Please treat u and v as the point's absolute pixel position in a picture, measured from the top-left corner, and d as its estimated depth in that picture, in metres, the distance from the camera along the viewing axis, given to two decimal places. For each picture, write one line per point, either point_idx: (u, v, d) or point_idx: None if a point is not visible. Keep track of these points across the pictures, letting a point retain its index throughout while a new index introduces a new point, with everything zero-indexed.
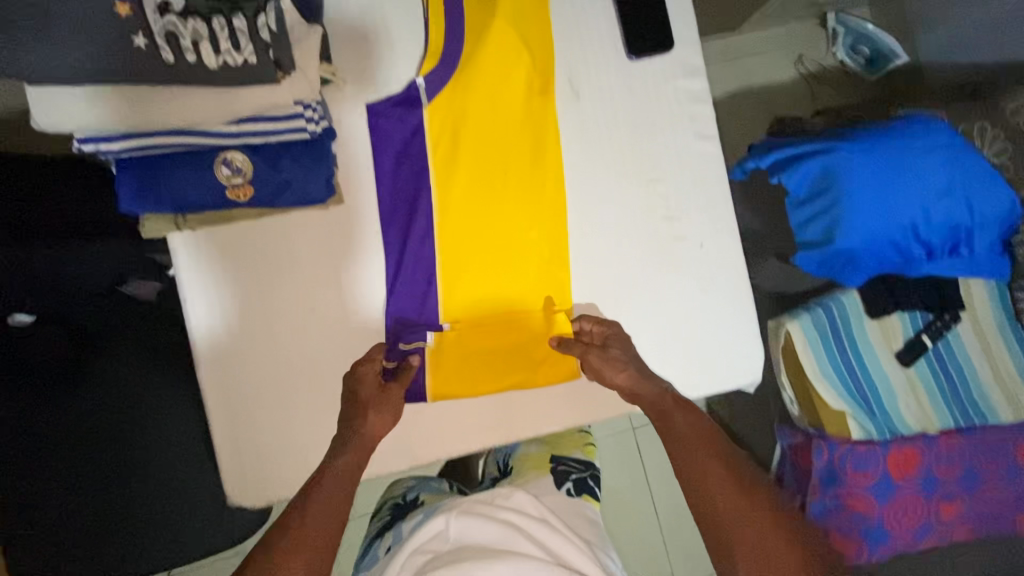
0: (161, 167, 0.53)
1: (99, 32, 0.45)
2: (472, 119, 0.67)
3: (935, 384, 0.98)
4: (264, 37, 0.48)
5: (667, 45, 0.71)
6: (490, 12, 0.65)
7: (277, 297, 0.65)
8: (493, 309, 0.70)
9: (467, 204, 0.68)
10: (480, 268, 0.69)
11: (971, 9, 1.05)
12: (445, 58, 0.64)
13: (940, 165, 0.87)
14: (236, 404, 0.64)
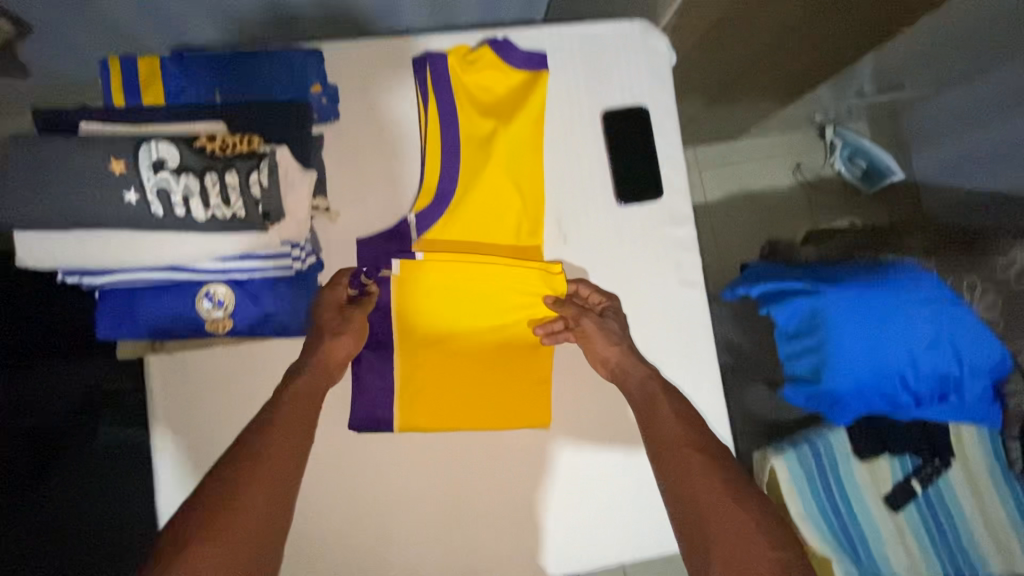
0: (142, 295, 0.60)
1: (99, 188, 0.51)
2: (456, 238, 0.69)
3: (926, 534, 0.93)
4: (254, 192, 0.54)
5: (655, 194, 0.74)
6: (486, 152, 0.69)
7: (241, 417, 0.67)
8: (459, 389, 0.73)
9: (444, 309, 0.72)
10: (449, 369, 0.72)
11: (957, 140, 1.20)
12: (437, 197, 0.69)
13: (931, 318, 0.84)
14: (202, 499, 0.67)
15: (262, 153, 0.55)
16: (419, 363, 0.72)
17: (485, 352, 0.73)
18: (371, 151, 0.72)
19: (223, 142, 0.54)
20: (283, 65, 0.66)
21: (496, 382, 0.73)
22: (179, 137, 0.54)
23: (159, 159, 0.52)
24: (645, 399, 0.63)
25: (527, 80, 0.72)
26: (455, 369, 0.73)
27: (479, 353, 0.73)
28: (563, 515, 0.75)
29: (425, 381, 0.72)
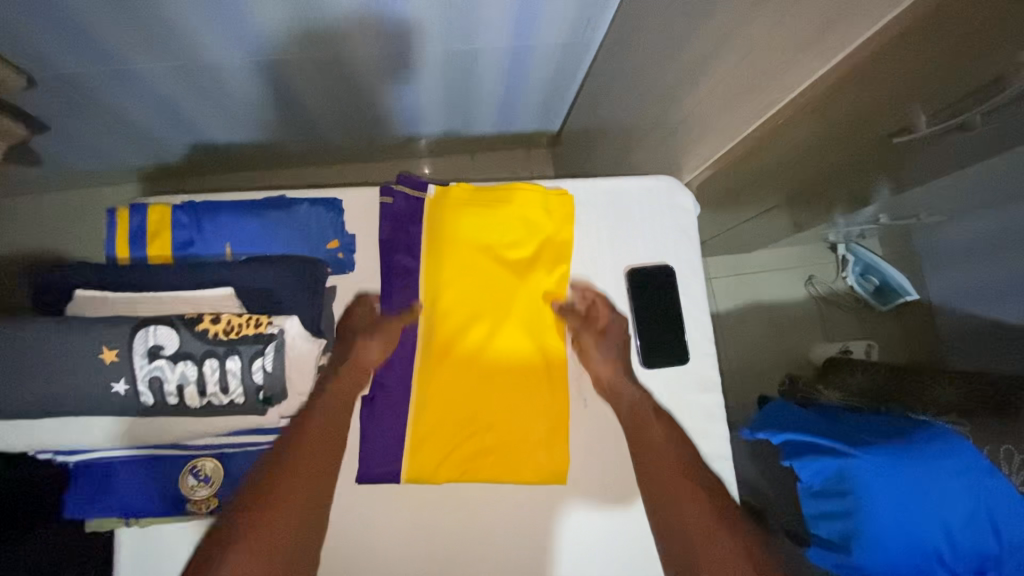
0: (106, 476, 0.79)
1: (85, 365, 0.69)
2: (459, 236, 0.94)
3: None
4: (255, 376, 0.73)
5: (683, 358, 0.94)
6: (499, 194, 0.96)
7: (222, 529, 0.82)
8: (460, 353, 0.91)
9: (457, 300, 0.93)
10: (450, 351, 0.91)
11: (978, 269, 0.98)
12: (453, 226, 0.94)
13: (966, 496, 0.77)
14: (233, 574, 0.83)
15: (267, 337, 0.73)
16: (433, 330, 0.92)
17: (484, 332, 0.92)
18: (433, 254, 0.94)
19: (226, 328, 0.73)
20: (296, 228, 0.89)
21: (494, 358, 0.91)
22: (176, 323, 0.72)
23: (158, 347, 0.70)
24: (630, 413, 0.87)
25: (548, 196, 0.97)
26: (460, 339, 0.91)
27: (482, 337, 0.92)
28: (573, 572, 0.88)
29: (433, 346, 0.91)
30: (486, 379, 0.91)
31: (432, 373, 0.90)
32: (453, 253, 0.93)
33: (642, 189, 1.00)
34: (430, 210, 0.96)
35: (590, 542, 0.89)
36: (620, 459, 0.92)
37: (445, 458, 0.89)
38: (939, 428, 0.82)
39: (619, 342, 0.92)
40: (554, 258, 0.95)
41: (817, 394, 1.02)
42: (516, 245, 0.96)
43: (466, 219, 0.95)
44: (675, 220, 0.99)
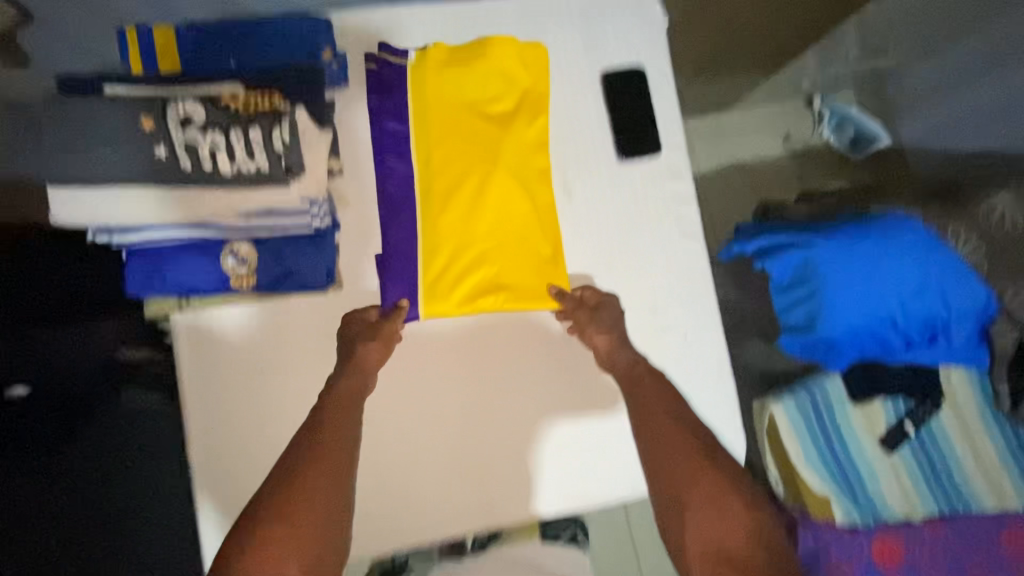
0: (168, 256, 0.61)
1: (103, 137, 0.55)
2: (439, 97, 0.73)
3: (920, 469, 0.98)
4: (276, 147, 0.58)
5: (654, 149, 0.77)
6: (478, 50, 0.75)
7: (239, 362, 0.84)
8: (468, 228, 0.72)
9: (452, 172, 0.72)
10: (453, 233, 0.72)
11: None
12: (433, 88, 0.73)
13: (914, 261, 0.89)
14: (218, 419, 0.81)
15: (283, 109, 0.59)
16: (433, 205, 0.72)
17: (490, 199, 0.72)
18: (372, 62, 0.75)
19: (244, 100, 0.58)
20: (288, 37, 0.71)
21: (508, 233, 0.73)
22: (202, 97, 0.57)
23: (186, 116, 0.55)
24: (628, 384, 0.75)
25: (521, 49, 0.76)
26: (465, 211, 0.72)
27: (488, 211, 0.72)
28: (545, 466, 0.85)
29: (438, 226, 0.72)
30: (502, 258, 0.72)
31: (437, 261, 0.72)
32: (436, 118, 0.73)
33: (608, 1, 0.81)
34: (413, 74, 0.73)
35: (579, 450, 0.86)
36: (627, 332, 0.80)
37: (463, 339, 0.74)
38: (886, 214, 0.93)
39: (618, 323, 0.75)
40: (535, 124, 0.75)
41: (789, 213, 1.07)
42: (502, 102, 0.75)
43: (448, 80, 0.73)
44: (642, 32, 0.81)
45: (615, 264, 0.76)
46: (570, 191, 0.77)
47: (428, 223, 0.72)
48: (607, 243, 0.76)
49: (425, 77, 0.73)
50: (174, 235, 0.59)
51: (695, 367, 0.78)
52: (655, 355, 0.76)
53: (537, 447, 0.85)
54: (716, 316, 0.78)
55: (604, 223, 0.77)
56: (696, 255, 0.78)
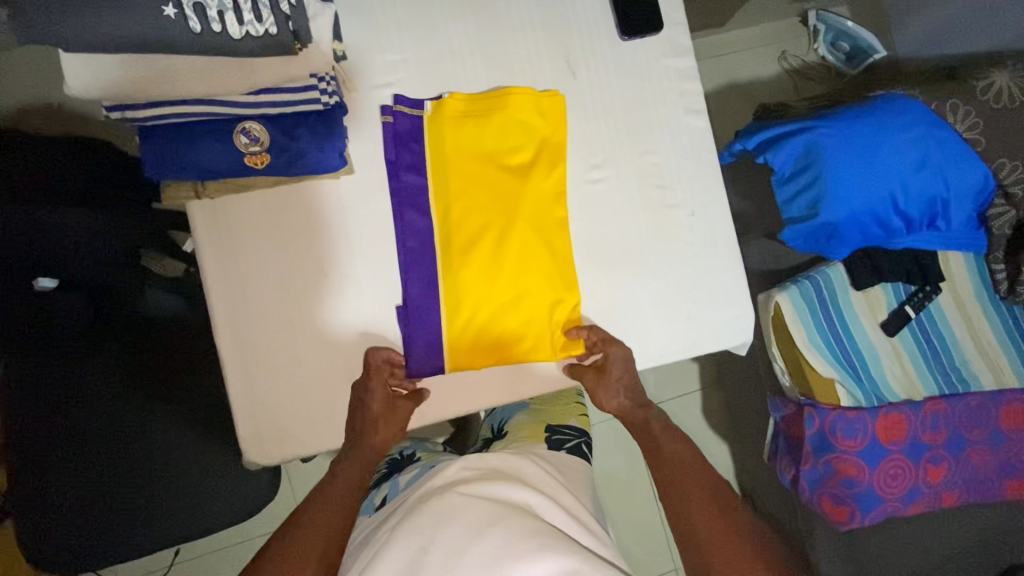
0: (183, 135, 0.62)
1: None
2: (456, 150, 0.72)
3: (920, 352, 1.02)
4: (284, 9, 0.56)
5: (657, 26, 0.76)
6: (497, 98, 0.73)
7: (275, 267, 0.70)
8: (489, 287, 0.72)
9: (473, 223, 0.72)
10: (474, 286, 0.71)
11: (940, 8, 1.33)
12: (450, 141, 0.72)
13: (914, 142, 0.90)
14: (245, 349, 0.70)
15: None
16: (455, 263, 0.71)
17: (510, 257, 0.72)
18: None
19: None
20: None
21: (529, 287, 0.72)
22: None
23: None
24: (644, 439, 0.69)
25: (537, 98, 0.74)
26: (485, 268, 0.71)
27: (509, 260, 0.71)
28: None
29: (461, 286, 0.71)
30: (524, 315, 0.72)
31: (460, 323, 0.72)
32: (455, 167, 0.72)
33: None
34: (429, 127, 0.72)
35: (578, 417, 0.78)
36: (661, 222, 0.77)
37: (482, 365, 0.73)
38: (888, 97, 0.94)
39: (626, 381, 0.73)
40: (552, 174, 0.74)
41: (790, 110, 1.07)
42: (519, 150, 0.74)
43: (466, 136, 0.72)
44: None
45: (622, 145, 0.77)
46: (574, 72, 0.76)
47: (449, 271, 0.71)
48: (612, 124, 0.77)
49: (441, 126, 0.72)
50: (191, 109, 0.60)
51: (707, 244, 0.78)
52: (666, 234, 0.77)
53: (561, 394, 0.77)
54: (723, 196, 0.78)
55: (609, 104, 0.76)
56: (703, 133, 0.78)
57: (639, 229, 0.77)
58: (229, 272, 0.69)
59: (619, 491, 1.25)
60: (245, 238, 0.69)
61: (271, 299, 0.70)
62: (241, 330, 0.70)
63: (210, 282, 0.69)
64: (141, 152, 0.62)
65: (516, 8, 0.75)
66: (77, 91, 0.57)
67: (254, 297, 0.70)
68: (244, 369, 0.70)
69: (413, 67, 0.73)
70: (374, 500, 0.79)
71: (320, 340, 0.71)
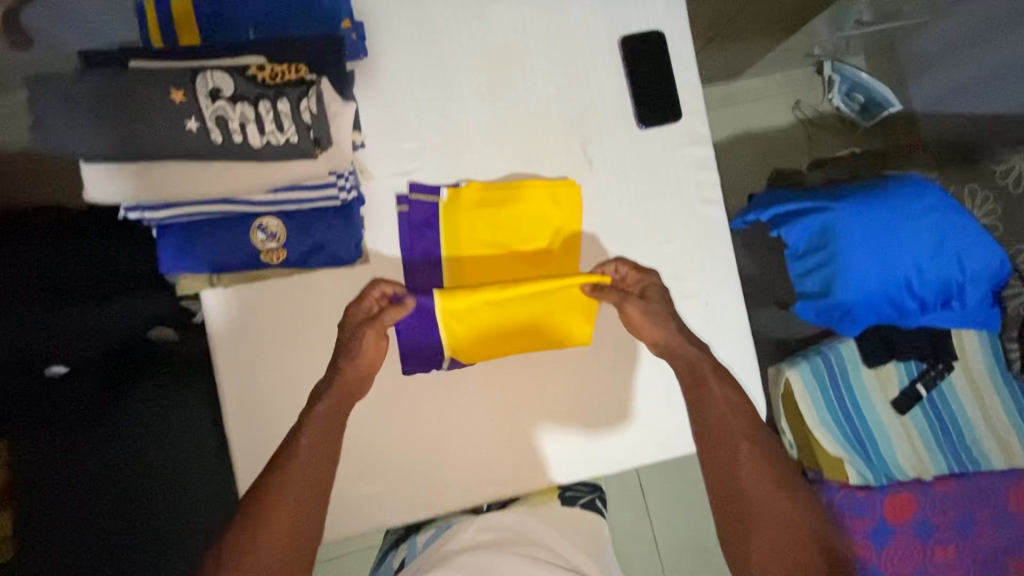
0: (201, 233, 0.63)
1: (113, 109, 0.52)
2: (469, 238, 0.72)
3: (931, 430, 1.01)
4: (305, 118, 0.56)
5: (675, 115, 0.77)
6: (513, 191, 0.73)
7: (289, 357, 0.70)
8: (507, 335, 0.72)
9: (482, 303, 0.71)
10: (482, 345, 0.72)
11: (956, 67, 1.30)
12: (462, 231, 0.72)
13: (929, 226, 0.90)
14: (256, 440, 0.70)
15: (311, 81, 0.57)
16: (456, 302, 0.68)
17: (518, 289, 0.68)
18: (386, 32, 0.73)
19: (272, 71, 0.56)
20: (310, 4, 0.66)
21: (546, 325, 0.74)
22: (231, 66, 0.55)
23: (214, 87, 0.53)
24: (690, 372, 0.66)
25: (553, 188, 0.74)
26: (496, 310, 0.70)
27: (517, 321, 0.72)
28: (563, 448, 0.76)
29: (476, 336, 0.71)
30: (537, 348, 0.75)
31: (472, 391, 0.75)
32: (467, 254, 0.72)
33: None
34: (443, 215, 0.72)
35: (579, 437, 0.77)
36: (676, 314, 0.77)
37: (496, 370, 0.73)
38: (904, 178, 0.93)
39: (669, 312, 0.69)
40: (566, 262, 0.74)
41: (804, 180, 1.07)
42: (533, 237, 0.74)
43: (480, 227, 0.72)
44: None
45: (636, 234, 0.77)
46: (592, 162, 0.76)
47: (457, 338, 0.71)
48: (628, 214, 0.76)
49: (455, 215, 0.72)
50: (211, 212, 0.60)
51: (721, 334, 0.77)
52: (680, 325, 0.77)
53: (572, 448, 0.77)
54: (738, 285, 0.78)
55: (625, 192, 0.76)
56: (720, 222, 0.78)
57: None
58: (241, 363, 0.69)
59: (624, 550, 1.24)
60: (259, 328, 0.69)
61: (284, 384, 0.70)
62: (253, 416, 0.69)
63: (220, 369, 0.68)
64: (159, 248, 0.63)
65: (533, 96, 0.75)
66: (94, 197, 0.56)
67: (266, 382, 0.70)
68: (255, 455, 0.70)
69: (430, 155, 0.73)
70: (393, 562, 0.79)
71: None
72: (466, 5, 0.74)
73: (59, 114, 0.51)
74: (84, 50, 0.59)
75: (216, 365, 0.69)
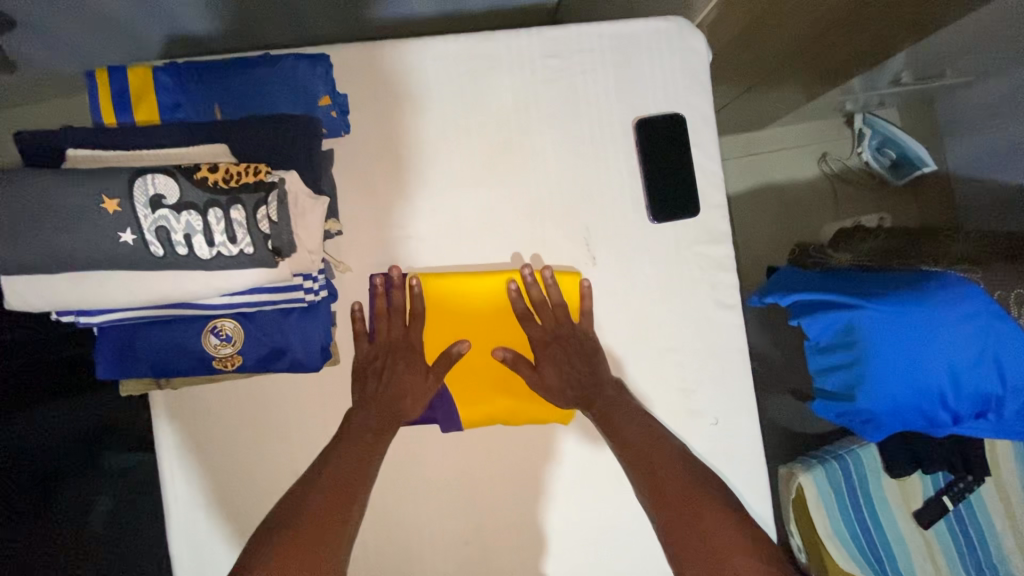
0: (146, 339, 0.56)
1: (35, 220, 0.45)
2: (472, 289, 0.66)
3: (954, 547, 0.92)
4: (263, 228, 0.49)
5: (690, 210, 0.69)
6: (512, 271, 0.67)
7: (250, 465, 0.65)
8: (488, 385, 0.66)
9: (477, 328, 0.67)
10: (478, 361, 0.67)
11: (983, 137, 1.17)
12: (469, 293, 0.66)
13: (971, 334, 0.79)
14: (207, 546, 0.65)
15: (271, 183, 0.49)
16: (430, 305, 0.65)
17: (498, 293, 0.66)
18: (375, 105, 0.66)
19: (226, 172, 0.49)
20: (286, 78, 0.59)
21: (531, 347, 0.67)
22: (177, 167, 0.48)
23: (157, 193, 0.46)
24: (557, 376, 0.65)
25: (552, 277, 0.66)
26: (482, 328, 0.67)
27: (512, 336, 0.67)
28: (561, 519, 0.69)
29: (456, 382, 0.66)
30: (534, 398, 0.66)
31: (450, 484, 0.67)
32: (468, 301, 0.66)
33: (643, 31, 0.69)
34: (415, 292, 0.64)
35: (579, 509, 0.69)
36: (680, 432, 0.69)
37: (492, 405, 0.66)
38: (946, 276, 0.83)
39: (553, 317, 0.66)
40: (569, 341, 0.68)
41: (830, 260, 0.98)
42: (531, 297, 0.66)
43: (472, 296, 0.66)
44: (685, 67, 0.70)
45: (641, 339, 0.69)
46: (595, 258, 0.68)
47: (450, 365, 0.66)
48: (631, 316, 0.69)
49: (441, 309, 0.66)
50: (157, 320, 0.53)
51: (730, 456, 0.69)
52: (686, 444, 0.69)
53: (561, 552, 0.68)
54: (753, 401, 0.70)
55: (630, 290, 0.69)
56: (735, 330, 0.70)
57: None
58: (199, 465, 0.65)
59: None
60: (219, 433, 0.65)
61: (240, 490, 0.65)
62: (208, 522, 0.65)
63: (171, 476, 0.64)
64: (98, 353, 0.56)
65: (534, 182, 0.68)
66: (16, 306, 0.49)
67: (221, 489, 0.65)
68: (211, 563, 0.65)
69: (418, 245, 0.66)
70: None
71: None
72: (464, 81, 0.67)
73: None
74: (23, 131, 0.53)
75: (163, 475, 0.64)
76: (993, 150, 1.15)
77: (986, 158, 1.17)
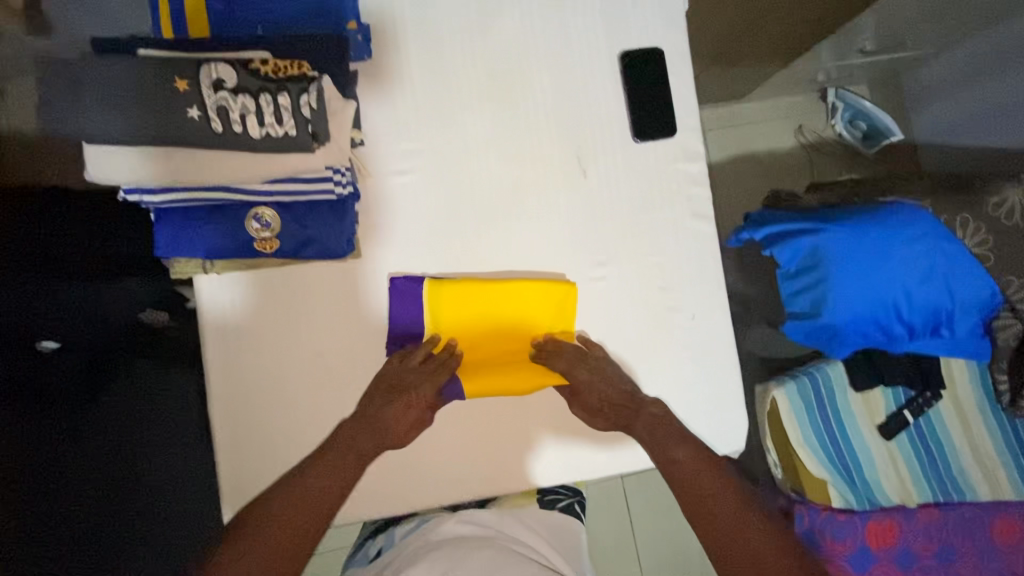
0: (197, 219, 0.64)
1: (121, 94, 0.54)
2: (481, 291, 0.74)
3: (915, 458, 1.00)
4: (304, 113, 0.58)
5: (669, 130, 0.79)
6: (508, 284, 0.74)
7: (281, 348, 0.73)
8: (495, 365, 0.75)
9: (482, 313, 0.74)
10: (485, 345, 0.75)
11: (942, 103, 1.29)
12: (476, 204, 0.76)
13: (920, 252, 0.89)
14: (239, 420, 0.72)
15: (312, 77, 0.59)
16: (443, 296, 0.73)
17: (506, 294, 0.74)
18: (392, 34, 0.75)
19: (275, 66, 0.58)
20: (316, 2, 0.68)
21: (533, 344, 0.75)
22: (235, 61, 0.58)
23: (218, 78, 0.56)
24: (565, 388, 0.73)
25: (551, 287, 0.74)
26: (490, 318, 0.75)
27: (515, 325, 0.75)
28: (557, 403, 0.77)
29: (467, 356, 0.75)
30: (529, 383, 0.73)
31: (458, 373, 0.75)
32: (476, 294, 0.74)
33: None
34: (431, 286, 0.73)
35: None
36: (660, 325, 0.78)
37: (492, 380, 0.73)
38: (899, 205, 0.93)
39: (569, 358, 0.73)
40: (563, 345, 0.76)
41: (799, 202, 1.07)
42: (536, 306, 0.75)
43: (483, 295, 0.74)
44: (663, 8, 0.80)
45: (626, 243, 0.78)
46: (584, 171, 0.78)
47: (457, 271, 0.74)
48: (617, 223, 0.78)
49: (449, 214, 0.75)
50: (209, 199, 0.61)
51: (705, 348, 0.78)
52: (666, 337, 0.78)
53: (557, 433, 0.77)
54: (724, 301, 0.79)
55: (615, 200, 0.78)
56: (709, 237, 0.79)
57: (638, 331, 0.77)
58: (232, 348, 0.72)
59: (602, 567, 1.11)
60: (253, 317, 0.72)
61: (269, 371, 0.72)
62: (236, 400, 0.72)
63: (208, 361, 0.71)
64: (154, 234, 0.64)
65: (532, 108, 0.77)
66: (93, 177, 0.58)
67: (253, 371, 0.72)
68: (242, 438, 0.72)
69: (430, 159, 0.75)
70: (368, 554, 0.75)
71: (313, 423, 0.73)
72: (470, 18, 0.77)
73: (66, 92, 0.53)
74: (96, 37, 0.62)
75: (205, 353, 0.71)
76: (952, 114, 1.26)
77: (946, 122, 1.28)
